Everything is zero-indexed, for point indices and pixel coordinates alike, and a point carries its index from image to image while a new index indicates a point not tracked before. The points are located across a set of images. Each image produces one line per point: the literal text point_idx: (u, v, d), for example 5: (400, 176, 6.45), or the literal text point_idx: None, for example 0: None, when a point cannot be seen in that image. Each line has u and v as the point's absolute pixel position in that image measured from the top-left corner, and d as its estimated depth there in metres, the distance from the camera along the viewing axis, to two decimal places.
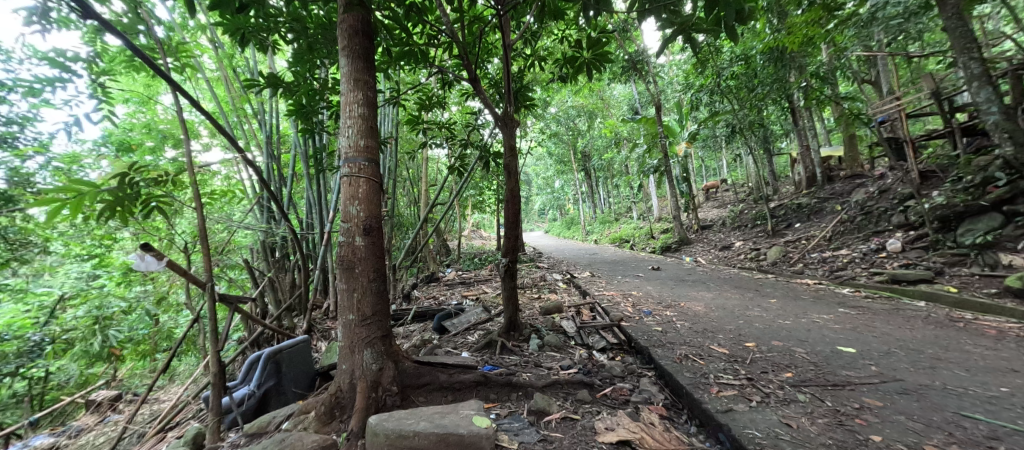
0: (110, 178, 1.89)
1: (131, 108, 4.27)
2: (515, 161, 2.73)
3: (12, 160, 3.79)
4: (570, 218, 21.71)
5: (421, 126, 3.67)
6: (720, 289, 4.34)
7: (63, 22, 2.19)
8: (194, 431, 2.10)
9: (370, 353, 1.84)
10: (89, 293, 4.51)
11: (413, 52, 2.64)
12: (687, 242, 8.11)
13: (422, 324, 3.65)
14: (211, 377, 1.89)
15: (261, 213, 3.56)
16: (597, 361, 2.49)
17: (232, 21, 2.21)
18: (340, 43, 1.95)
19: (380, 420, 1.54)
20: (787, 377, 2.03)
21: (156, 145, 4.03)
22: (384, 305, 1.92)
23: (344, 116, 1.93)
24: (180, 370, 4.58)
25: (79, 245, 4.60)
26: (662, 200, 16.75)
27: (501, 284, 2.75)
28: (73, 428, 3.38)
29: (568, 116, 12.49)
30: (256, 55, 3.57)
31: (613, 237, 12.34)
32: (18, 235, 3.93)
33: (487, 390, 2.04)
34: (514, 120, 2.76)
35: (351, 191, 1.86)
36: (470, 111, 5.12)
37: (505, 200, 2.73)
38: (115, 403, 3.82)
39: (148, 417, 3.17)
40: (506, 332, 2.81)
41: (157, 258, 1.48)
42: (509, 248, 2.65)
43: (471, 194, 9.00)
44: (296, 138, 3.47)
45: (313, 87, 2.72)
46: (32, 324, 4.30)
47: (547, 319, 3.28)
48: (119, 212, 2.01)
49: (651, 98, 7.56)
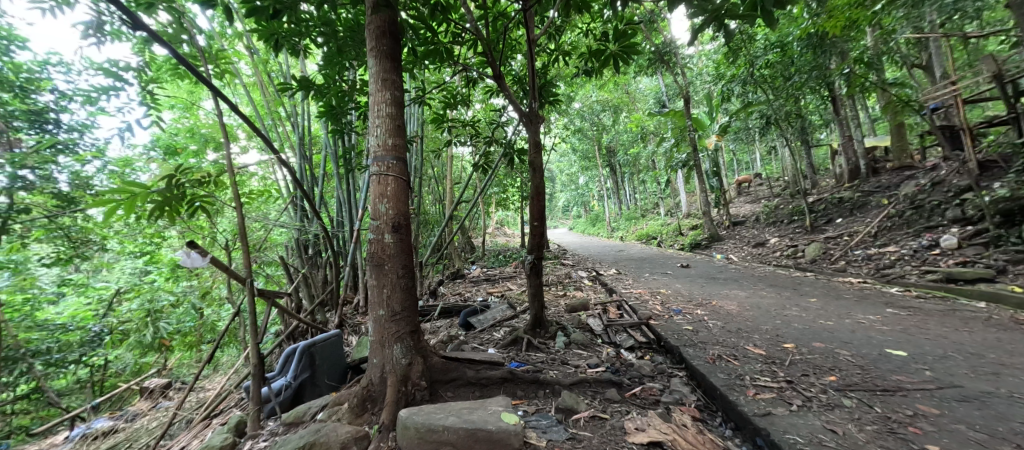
0: (159, 180, 2.02)
1: (177, 114, 4.58)
2: (540, 157, 2.71)
3: (73, 165, 4.15)
4: (595, 214, 21.38)
5: (446, 124, 3.71)
6: (753, 288, 4.16)
7: (116, 34, 2.35)
8: (236, 420, 2.20)
9: (400, 348, 1.88)
10: (142, 287, 4.99)
11: (439, 51, 2.66)
12: (718, 239, 7.81)
13: (449, 320, 3.70)
14: (251, 368, 2.00)
15: (295, 212, 3.72)
16: (625, 360, 2.44)
17: (267, 27, 2.33)
18: (369, 44, 1.98)
19: (410, 414, 1.57)
20: (831, 381, 1.92)
21: (199, 148, 4.21)
22: (413, 301, 1.95)
23: (373, 116, 1.97)
24: (223, 361, 4.83)
25: (132, 243, 4.96)
26: (691, 196, 16.20)
27: (526, 281, 2.75)
28: (130, 413, 3.65)
29: (593, 111, 12.27)
30: (288, 60, 3.73)
31: (640, 234, 12.05)
32: (79, 234, 4.27)
33: (514, 387, 2.04)
34: (539, 116, 2.73)
35: (380, 190, 1.90)
36: (492, 110, 5.08)
37: (530, 197, 2.71)
38: (165, 391, 4.10)
39: (195, 404, 3.39)
40: (532, 329, 2.80)
41: (201, 255, 1.56)
42: (535, 245, 2.66)
43: (495, 192, 9.02)
44: (327, 139, 3.60)
45: (342, 88, 2.82)
46: (93, 316, 4.63)
47: (573, 317, 3.24)
48: (167, 212, 2.13)
49: (679, 90, 7.26)
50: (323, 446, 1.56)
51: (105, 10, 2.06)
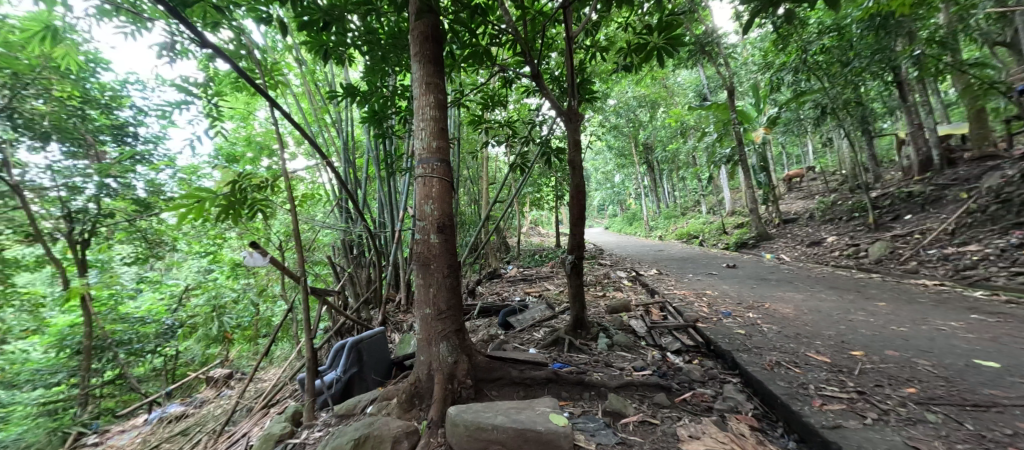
0: (224, 186, 2.19)
1: (235, 125, 4.96)
2: (580, 156, 2.66)
3: (149, 174, 4.60)
4: (632, 213, 20.82)
5: (483, 126, 3.75)
6: (810, 290, 3.87)
7: (185, 53, 2.57)
8: (292, 410, 2.33)
9: (446, 346, 1.91)
10: (207, 284, 5.36)
11: (478, 53, 2.68)
12: (767, 238, 7.37)
13: (488, 320, 3.74)
14: (305, 361, 2.12)
15: (341, 214, 3.90)
16: (673, 364, 2.35)
17: (316, 40, 2.46)
18: (413, 50, 2.04)
19: (459, 412, 1.60)
20: (909, 393, 1.75)
21: (255, 156, 4.53)
22: (458, 300, 1.98)
23: (417, 120, 2.02)
24: (278, 354, 5.16)
25: (198, 244, 5.42)
26: (736, 192, 15.37)
27: (567, 281, 2.72)
28: (198, 400, 3.98)
29: (628, 107, 11.94)
30: (333, 69, 3.92)
31: (679, 233, 11.61)
32: (155, 235, 4.81)
33: (559, 388, 2.01)
34: (578, 114, 2.68)
35: (426, 191, 1.94)
36: (528, 110, 5.06)
37: (570, 196, 2.67)
38: (228, 381, 4.44)
39: (255, 393, 3.65)
40: (574, 330, 2.77)
41: (262, 255, 1.68)
42: (575, 245, 2.63)
43: (530, 192, 9.01)
44: (370, 143, 3.75)
45: (384, 94, 2.92)
46: (166, 310, 5.07)
47: (615, 318, 3.17)
48: (231, 214, 2.29)
49: (722, 82, 6.91)
50: (376, 439, 1.62)
51: (176, 32, 2.27)
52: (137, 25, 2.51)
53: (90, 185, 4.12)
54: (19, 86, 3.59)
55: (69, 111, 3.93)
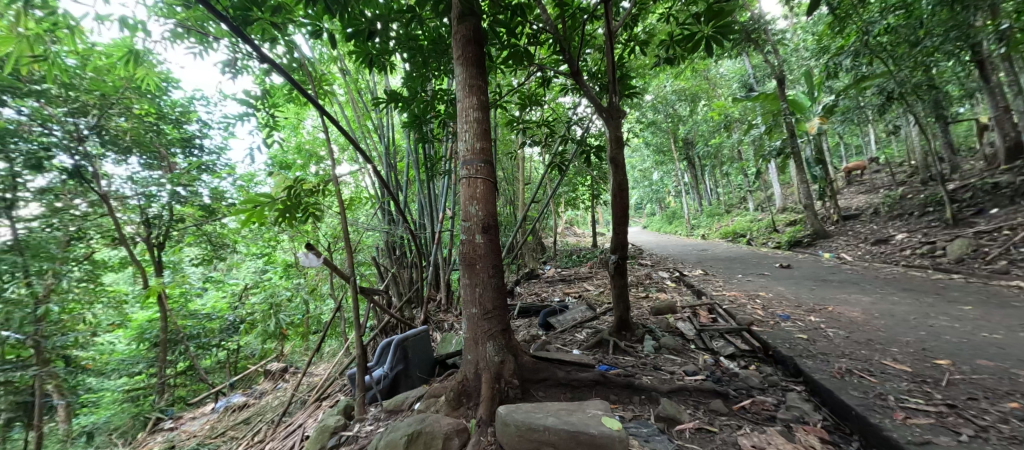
0: (280, 191, 2.34)
1: (287, 134, 5.28)
2: (622, 153, 2.60)
3: (213, 181, 5.01)
4: (672, 212, 20.09)
5: (522, 126, 3.74)
6: (879, 292, 3.55)
7: (246, 68, 2.77)
8: (344, 404, 2.44)
9: (493, 346, 1.91)
10: (264, 283, 5.77)
11: (517, 54, 2.68)
12: (824, 236, 6.85)
13: (528, 320, 3.73)
14: (356, 357, 2.22)
15: (384, 216, 4.04)
16: (727, 369, 2.23)
17: (361, 50, 2.55)
18: (456, 53, 2.06)
19: (509, 411, 1.61)
20: (1012, 409, 1.56)
21: (305, 162, 4.79)
22: (503, 300, 1.99)
23: (461, 122, 2.05)
24: (328, 349, 5.44)
25: (256, 246, 5.82)
26: (786, 188, 14.42)
27: (611, 281, 2.65)
28: (258, 391, 4.27)
29: (667, 102, 11.53)
30: (375, 77, 4.06)
31: (724, 231, 11.07)
32: (218, 238, 5.21)
33: (607, 391, 1.97)
34: (620, 110, 2.60)
35: (470, 192, 1.97)
36: (564, 109, 5.00)
37: (612, 194, 2.61)
38: (283, 374, 4.73)
39: (308, 386, 3.86)
40: (618, 331, 2.70)
41: (316, 256, 1.81)
42: (619, 244, 2.57)
43: (565, 192, 8.92)
44: (411, 147, 3.86)
45: (426, 99, 2.99)
46: (229, 307, 5.49)
47: (660, 320, 3.06)
48: (287, 218, 2.44)
49: (772, 71, 6.50)
50: (428, 436, 1.66)
51: (238, 50, 2.45)
52: (203, 45, 2.73)
53: (164, 192, 4.53)
54: (106, 105, 3.99)
55: (148, 126, 4.34)
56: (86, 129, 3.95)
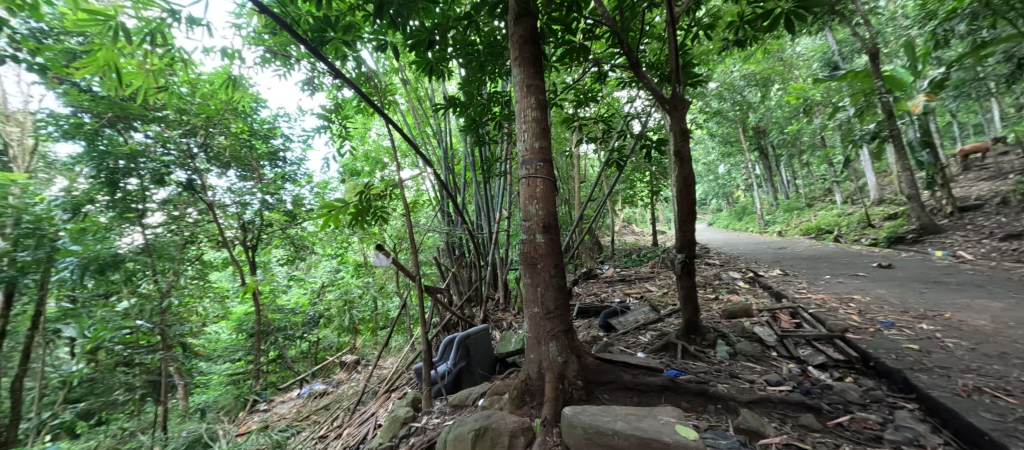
0: (353, 196, 2.53)
1: (355, 144, 5.71)
2: (687, 145, 2.43)
3: (295, 189, 5.56)
4: (743, 208, 18.52)
5: (577, 123, 3.68)
6: (1015, 297, 2.97)
7: (321, 85, 3.05)
8: (412, 396, 2.57)
9: (556, 346, 1.90)
10: (339, 282, 6.30)
11: (572, 50, 2.63)
12: (935, 231, 5.89)
13: (587, 321, 3.66)
14: (421, 352, 2.33)
15: (444, 218, 4.21)
16: (818, 381, 2.00)
17: (422, 61, 2.66)
18: (513, 54, 2.07)
19: (575, 413, 1.58)
20: None
21: (372, 169, 5.15)
22: (565, 300, 1.96)
23: (519, 123, 2.06)
24: (395, 344, 5.79)
25: (331, 247, 6.37)
26: (883, 177, 12.62)
27: (678, 282, 2.51)
28: (335, 380, 4.68)
29: (734, 89, 10.67)
30: (434, 85, 4.24)
31: (805, 228, 9.98)
32: (300, 241, 5.78)
33: (678, 397, 1.86)
34: (685, 99, 2.40)
35: (530, 192, 1.96)
36: (621, 103, 4.82)
37: (677, 189, 2.46)
38: (356, 365, 5.13)
39: (379, 378, 4.13)
40: (686, 335, 2.55)
41: (386, 256, 1.96)
42: (685, 243, 2.42)
43: (622, 189, 8.63)
44: (468, 151, 3.97)
45: (482, 102, 3.05)
46: (310, 302, 6.07)
47: (734, 324, 2.84)
48: (358, 221, 2.62)
49: (863, 45, 5.73)
50: (495, 432, 1.69)
51: (315, 69, 2.70)
52: (285, 67, 3.06)
53: (255, 200, 5.11)
54: (209, 126, 4.59)
55: (241, 142, 4.93)
56: (195, 148, 4.58)
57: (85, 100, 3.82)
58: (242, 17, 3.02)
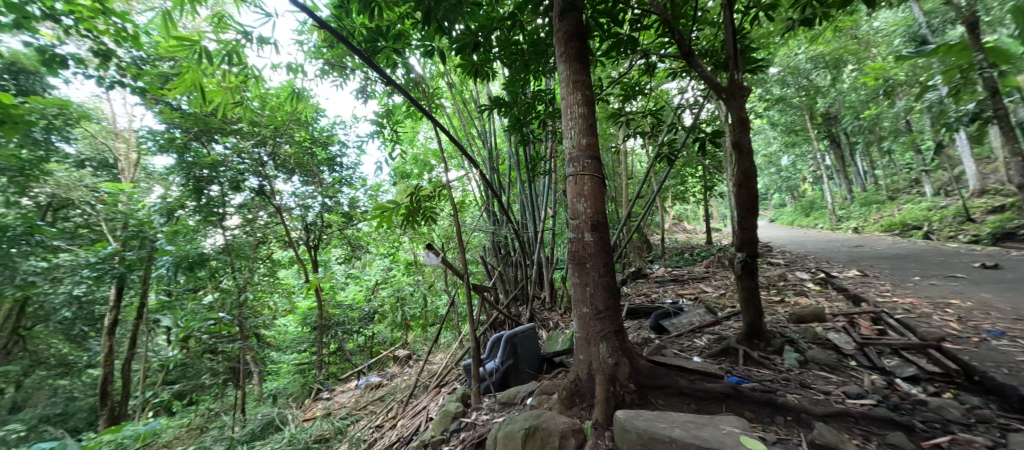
0: (404, 197, 2.64)
1: (404, 147, 5.95)
2: (748, 136, 2.25)
3: (351, 192, 5.91)
4: (811, 202, 16.92)
5: (625, 118, 3.55)
6: None
7: (374, 92, 3.21)
8: (462, 392, 2.64)
9: (606, 347, 1.85)
10: (391, 279, 6.64)
11: (619, 42, 2.53)
12: None
13: (637, 322, 3.54)
14: (470, 349, 2.38)
15: (490, 217, 4.27)
16: (909, 395, 1.78)
17: (468, 63, 2.70)
18: (558, 51, 2.05)
19: (628, 418, 1.53)
20: None
21: (421, 171, 5.34)
22: (616, 300, 1.91)
23: (565, 120, 2.03)
24: (444, 340, 5.98)
25: (384, 247, 6.71)
26: (988, 164, 10.91)
27: (738, 282, 2.34)
28: (389, 373, 4.92)
29: (798, 73, 9.77)
30: (478, 86, 4.31)
31: (887, 223, 8.91)
32: (356, 241, 6.14)
33: (741, 406, 1.75)
34: (744, 86, 2.21)
35: (578, 190, 1.93)
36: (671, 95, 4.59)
37: (736, 184, 2.29)
38: (408, 360, 5.36)
39: (430, 373, 4.29)
40: (748, 339, 2.38)
41: (435, 255, 2.03)
42: (746, 241, 2.26)
43: (673, 185, 8.24)
44: (512, 150, 3.99)
45: (527, 100, 3.04)
46: (365, 299, 6.44)
47: (804, 329, 2.60)
48: (410, 221, 2.73)
49: (959, 13, 4.99)
50: (545, 432, 1.68)
51: (368, 78, 2.85)
52: (341, 77, 3.26)
53: (316, 203, 5.50)
54: (277, 135, 5.01)
55: (304, 150, 5.34)
56: (265, 156, 5.02)
57: (176, 117, 4.38)
58: (304, 34, 3.27)
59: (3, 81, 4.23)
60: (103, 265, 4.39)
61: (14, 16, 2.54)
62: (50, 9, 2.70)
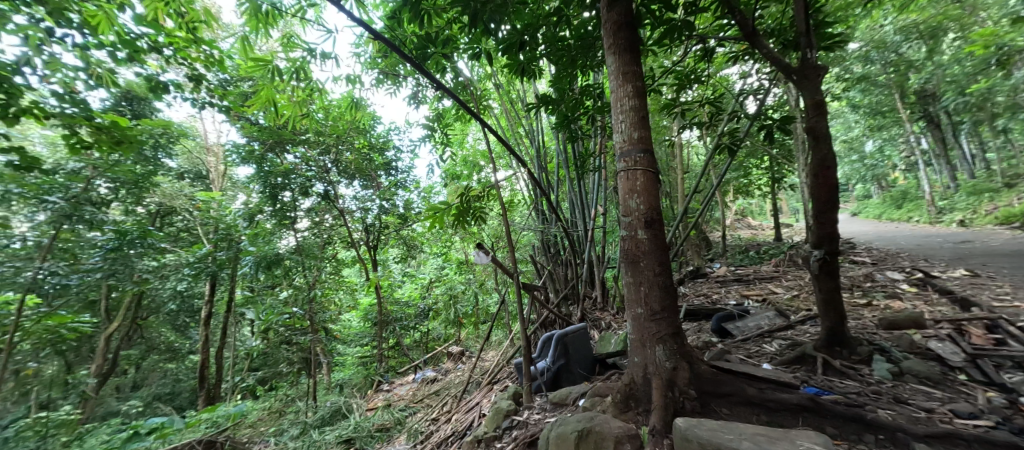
0: (455, 197, 2.71)
1: (454, 150, 6.12)
2: (825, 120, 2.01)
3: (406, 195, 6.18)
4: (903, 192, 14.87)
5: (680, 109, 3.36)
6: None
7: (425, 98, 3.34)
8: (513, 390, 2.66)
9: (663, 350, 1.75)
10: (444, 278, 6.88)
11: (672, 28, 2.39)
12: None
13: (697, 325, 3.33)
14: (521, 348, 2.39)
15: (539, 216, 4.26)
16: None
17: (514, 63, 2.70)
18: (606, 43, 1.98)
19: (689, 427, 1.44)
20: None
21: (470, 172, 5.47)
22: (673, 301, 1.81)
23: (615, 114, 1.96)
24: (495, 338, 6.07)
25: (437, 247, 6.97)
26: None
27: (815, 283, 2.11)
28: (443, 368, 5.10)
29: (884, 46, 8.62)
30: (524, 85, 4.31)
31: (1005, 215, 7.57)
32: (411, 241, 6.44)
33: (820, 421, 1.57)
34: (819, 65, 1.97)
35: (629, 185, 1.86)
36: (732, 81, 4.25)
37: (811, 173, 2.06)
38: (461, 356, 5.52)
39: (482, 369, 4.37)
40: (829, 346, 2.13)
41: (485, 253, 2.06)
42: (823, 237, 2.03)
43: (735, 178, 7.65)
44: (560, 148, 3.94)
45: (574, 96, 2.98)
46: (420, 296, 6.73)
47: (898, 337, 2.28)
48: (461, 221, 2.80)
49: None
50: (599, 436, 1.64)
51: (419, 84, 2.96)
52: (395, 84, 3.42)
53: (375, 206, 5.84)
54: (339, 143, 5.39)
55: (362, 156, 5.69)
56: (329, 163, 5.42)
57: (255, 131, 4.88)
58: (361, 47, 3.47)
59: (122, 108, 5.00)
60: (200, 263, 5.01)
61: (128, 51, 2.97)
62: (155, 43, 3.14)
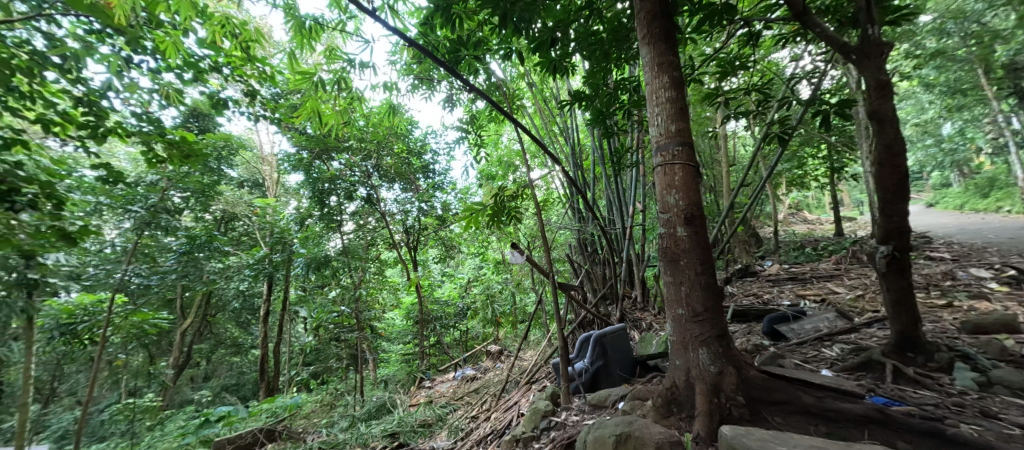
0: (489, 198, 2.73)
1: (489, 151, 6.18)
2: (891, 102, 1.81)
3: (444, 196, 6.32)
4: (992, 179, 13.13)
5: (724, 98, 3.17)
6: None
7: (458, 101, 3.41)
8: (551, 390, 2.64)
9: (707, 353, 1.66)
10: (482, 278, 6.96)
11: (712, 14, 2.26)
12: None
13: (747, 326, 3.13)
14: (558, 348, 2.37)
15: (575, 215, 4.20)
16: None
17: (546, 61, 2.68)
18: (639, 34, 1.92)
19: (736, 436, 1.35)
20: None
21: (505, 172, 5.50)
22: (717, 301, 1.71)
23: (650, 107, 1.89)
24: (533, 337, 6.06)
25: (474, 247, 7.08)
26: None
27: (882, 282, 1.91)
28: (482, 367, 5.18)
29: (966, 15, 7.64)
30: (558, 83, 4.26)
31: None
32: (449, 242, 6.58)
33: (891, 435, 1.42)
34: (883, 41, 1.77)
35: (667, 180, 1.78)
36: (782, 66, 3.96)
37: (875, 161, 1.87)
38: (499, 355, 5.57)
39: (520, 369, 4.38)
40: (901, 352, 1.92)
41: (519, 253, 2.06)
42: (891, 231, 1.83)
43: (788, 169, 7.11)
44: (595, 145, 3.86)
45: (608, 91, 2.90)
46: (459, 296, 6.87)
47: (987, 343, 2.01)
48: (495, 221, 2.82)
49: None
50: (639, 440, 1.58)
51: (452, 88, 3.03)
52: (430, 89, 3.51)
53: (414, 208, 6.03)
54: (380, 149, 5.63)
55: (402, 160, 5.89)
56: (371, 168, 5.67)
57: (304, 140, 5.22)
58: (397, 55, 3.60)
59: (190, 125, 5.54)
60: (258, 265, 5.44)
61: (194, 73, 3.29)
62: (215, 63, 3.47)
